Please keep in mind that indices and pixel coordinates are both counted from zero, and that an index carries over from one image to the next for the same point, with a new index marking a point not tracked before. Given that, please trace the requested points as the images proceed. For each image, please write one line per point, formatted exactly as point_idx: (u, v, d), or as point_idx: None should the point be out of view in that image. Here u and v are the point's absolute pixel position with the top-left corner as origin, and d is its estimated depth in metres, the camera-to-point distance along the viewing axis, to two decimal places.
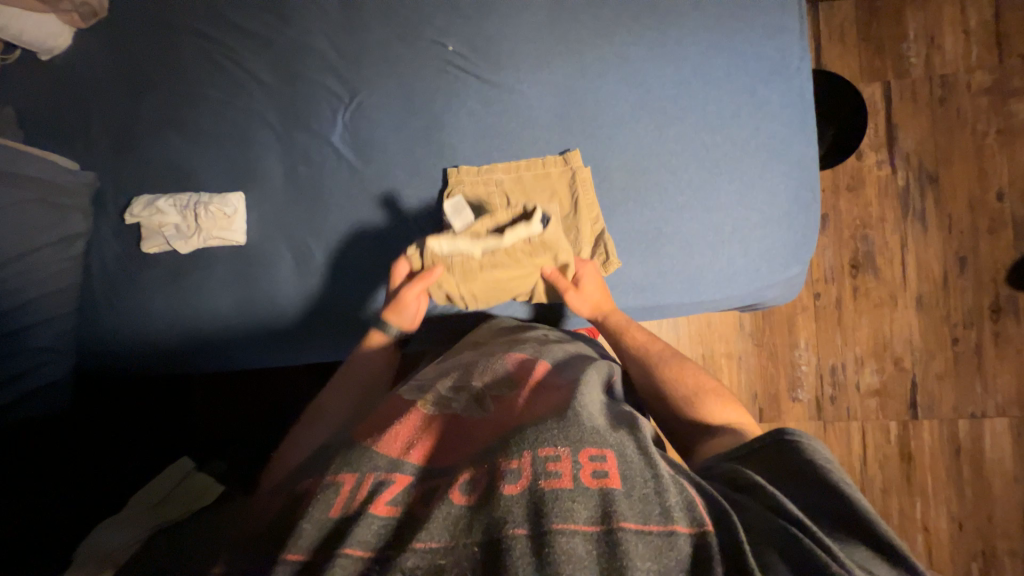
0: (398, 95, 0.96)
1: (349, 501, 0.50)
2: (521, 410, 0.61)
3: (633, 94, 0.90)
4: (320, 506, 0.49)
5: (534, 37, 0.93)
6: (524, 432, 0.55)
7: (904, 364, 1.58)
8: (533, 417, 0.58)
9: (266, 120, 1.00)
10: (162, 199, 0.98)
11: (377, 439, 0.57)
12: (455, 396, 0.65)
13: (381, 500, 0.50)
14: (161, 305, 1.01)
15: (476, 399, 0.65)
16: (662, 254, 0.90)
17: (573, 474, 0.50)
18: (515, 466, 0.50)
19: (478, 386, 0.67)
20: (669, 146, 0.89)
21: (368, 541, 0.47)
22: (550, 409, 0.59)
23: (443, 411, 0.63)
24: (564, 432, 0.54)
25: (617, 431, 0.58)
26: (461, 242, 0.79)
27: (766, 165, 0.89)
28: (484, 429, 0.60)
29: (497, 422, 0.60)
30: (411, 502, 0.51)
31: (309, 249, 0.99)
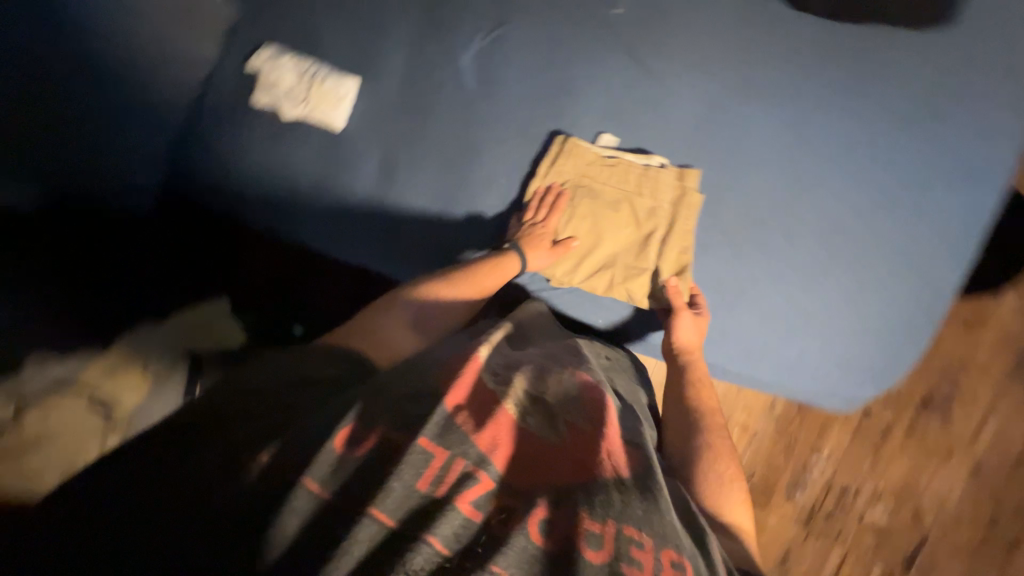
0: (543, 42, 0.89)
1: (435, 481, 0.49)
2: (608, 460, 0.55)
3: (787, 139, 0.80)
4: (410, 472, 0.49)
5: (711, 36, 0.83)
6: (612, 495, 0.52)
7: (923, 520, 1.44)
8: (621, 479, 0.54)
9: (408, 17, 0.97)
10: (286, 57, 0.99)
11: (467, 421, 0.53)
12: (531, 400, 0.61)
13: (466, 498, 0.49)
14: (250, 156, 1.03)
15: (547, 409, 0.60)
16: (736, 314, 0.83)
17: (653, 569, 0.48)
18: (600, 533, 0.48)
19: (551, 396, 0.63)
20: (799, 208, 0.80)
21: (447, 537, 0.47)
22: (632, 475, 0.55)
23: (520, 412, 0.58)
24: (653, 513, 0.52)
25: (689, 537, 0.55)
26: (584, 149, 0.86)
27: (898, 273, 0.78)
28: (563, 461, 0.55)
29: (579, 458, 0.55)
30: (490, 512, 0.49)
31: (397, 160, 0.98)
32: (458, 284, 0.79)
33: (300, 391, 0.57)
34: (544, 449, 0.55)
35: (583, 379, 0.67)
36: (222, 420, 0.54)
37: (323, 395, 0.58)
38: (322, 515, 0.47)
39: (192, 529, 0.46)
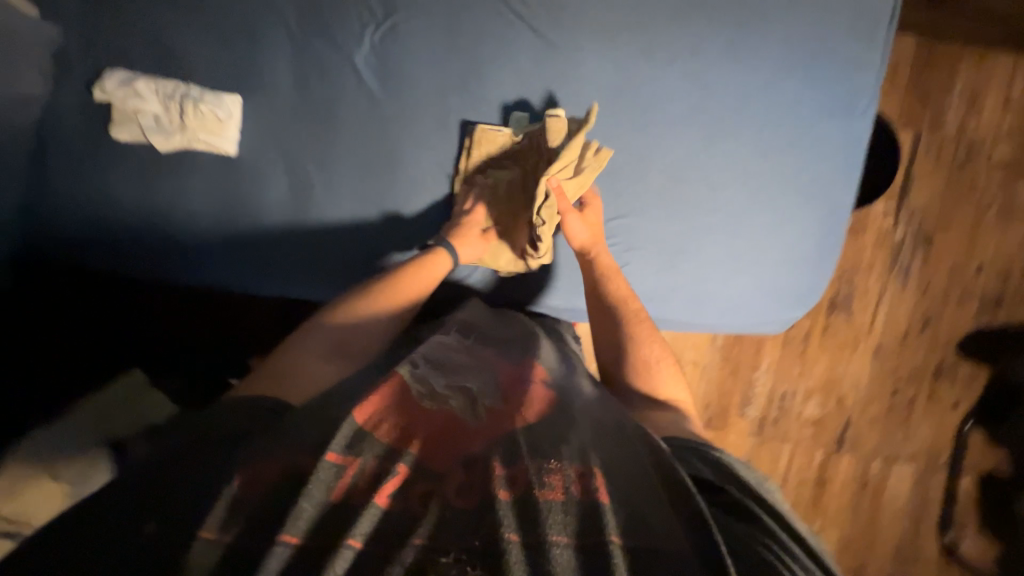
0: (440, 28, 0.84)
1: (350, 487, 0.49)
2: (513, 420, 0.60)
3: (694, 95, 0.83)
4: (320, 485, 0.48)
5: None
6: (517, 441, 0.56)
7: (845, 403, 1.70)
8: (529, 427, 0.59)
9: (279, 15, 0.85)
10: (141, 81, 0.84)
11: (385, 429, 0.55)
12: (450, 389, 0.65)
13: (384, 492, 0.49)
14: (128, 205, 0.88)
15: (473, 398, 0.64)
16: (678, 271, 0.87)
17: (565, 486, 0.52)
18: (508, 473, 0.52)
19: (473, 386, 0.66)
20: (716, 160, 0.85)
21: (365, 531, 0.46)
22: (539, 421, 0.61)
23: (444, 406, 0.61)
24: (578, 451, 0.56)
25: (608, 442, 0.60)
26: (500, 134, 0.85)
27: (804, 204, 0.86)
28: (484, 433, 0.58)
29: (502, 420, 0.60)
30: (407, 500, 0.50)
31: (308, 179, 0.89)
32: (373, 297, 0.78)
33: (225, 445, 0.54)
34: (467, 429, 0.59)
35: (504, 369, 0.72)
36: (134, 492, 0.49)
37: (234, 439, 0.55)
38: (231, 558, 0.44)
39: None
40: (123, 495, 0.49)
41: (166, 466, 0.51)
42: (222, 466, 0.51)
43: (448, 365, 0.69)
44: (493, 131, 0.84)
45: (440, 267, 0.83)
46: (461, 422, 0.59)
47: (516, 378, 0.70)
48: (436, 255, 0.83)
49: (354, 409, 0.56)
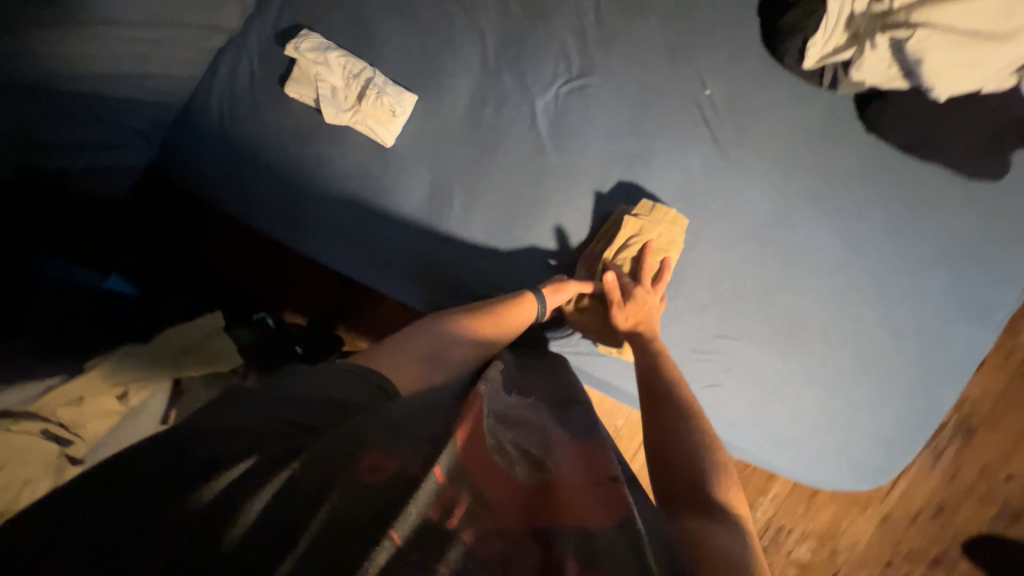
0: (627, 105, 0.85)
1: (437, 501, 0.40)
2: (601, 514, 0.45)
3: (837, 251, 0.85)
4: (426, 489, 0.39)
5: (786, 136, 0.84)
6: (596, 537, 0.41)
7: None
8: (585, 516, 0.44)
9: (481, 38, 0.88)
10: (333, 52, 0.85)
11: (473, 454, 0.47)
12: (522, 455, 0.53)
13: (460, 520, 0.40)
14: (276, 159, 0.90)
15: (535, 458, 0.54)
16: (766, 408, 0.87)
17: None
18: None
19: (551, 458, 0.54)
20: (838, 319, 0.85)
21: (409, 533, 0.37)
22: (617, 519, 0.45)
23: (506, 458, 0.50)
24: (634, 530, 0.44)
25: None
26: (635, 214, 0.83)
27: (908, 392, 0.86)
28: (539, 506, 0.45)
29: (551, 497, 0.46)
30: (466, 539, 0.39)
31: (449, 194, 0.90)
32: (478, 323, 0.74)
33: (289, 423, 0.48)
34: (512, 480, 0.47)
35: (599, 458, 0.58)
36: (263, 420, 0.47)
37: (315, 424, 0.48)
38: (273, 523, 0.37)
39: (174, 504, 0.38)
40: (253, 421, 0.47)
41: (283, 400, 0.50)
42: (332, 436, 0.46)
43: (517, 426, 0.60)
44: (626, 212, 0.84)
45: (525, 311, 0.78)
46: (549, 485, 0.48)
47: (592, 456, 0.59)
48: (522, 299, 0.78)
49: (456, 424, 0.48)
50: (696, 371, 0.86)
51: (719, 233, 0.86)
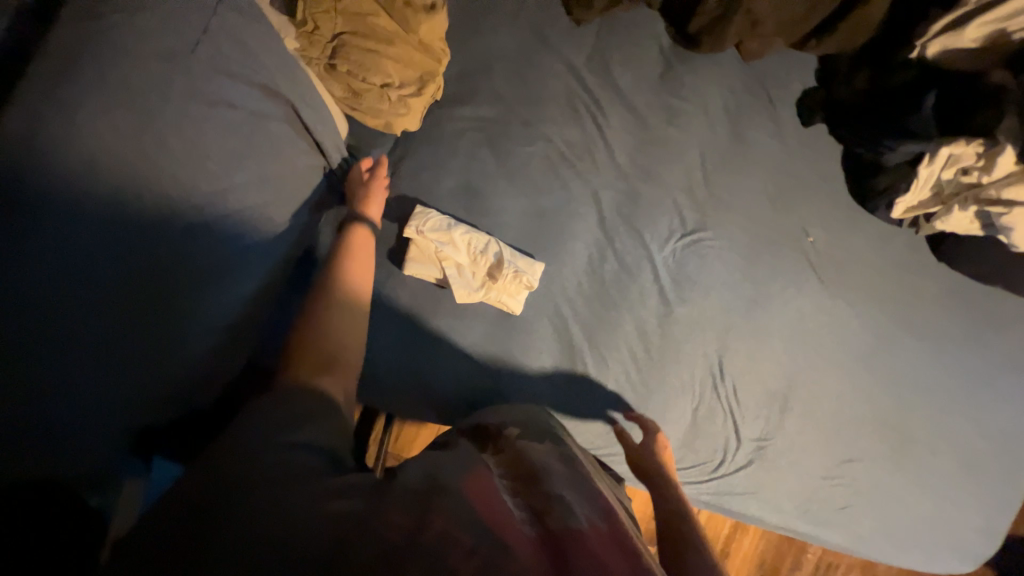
0: (740, 253, 0.90)
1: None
2: (586, 527, 0.49)
3: (936, 369, 0.94)
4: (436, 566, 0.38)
5: (885, 271, 0.92)
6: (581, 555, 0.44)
7: None
8: (569, 529, 0.48)
9: (594, 197, 0.89)
10: (458, 230, 0.83)
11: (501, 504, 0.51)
12: (540, 499, 0.53)
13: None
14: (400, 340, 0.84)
15: (567, 507, 0.52)
16: (890, 519, 0.94)
17: None
18: None
19: (572, 496, 0.55)
20: (940, 430, 0.94)
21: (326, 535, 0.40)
22: (605, 532, 0.49)
23: (536, 519, 0.49)
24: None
25: None
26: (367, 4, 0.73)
27: (1003, 485, 0.96)
28: (520, 539, 0.45)
29: (568, 532, 0.47)
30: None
31: (579, 355, 0.88)
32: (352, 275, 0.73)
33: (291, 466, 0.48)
34: (563, 544, 0.46)
35: (596, 496, 0.58)
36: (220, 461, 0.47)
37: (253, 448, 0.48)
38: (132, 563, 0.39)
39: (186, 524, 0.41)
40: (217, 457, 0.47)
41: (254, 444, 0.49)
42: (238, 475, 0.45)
43: (523, 480, 0.57)
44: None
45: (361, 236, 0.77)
46: (559, 538, 0.46)
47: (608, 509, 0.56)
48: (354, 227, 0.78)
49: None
50: (828, 493, 0.92)
51: (836, 365, 0.92)
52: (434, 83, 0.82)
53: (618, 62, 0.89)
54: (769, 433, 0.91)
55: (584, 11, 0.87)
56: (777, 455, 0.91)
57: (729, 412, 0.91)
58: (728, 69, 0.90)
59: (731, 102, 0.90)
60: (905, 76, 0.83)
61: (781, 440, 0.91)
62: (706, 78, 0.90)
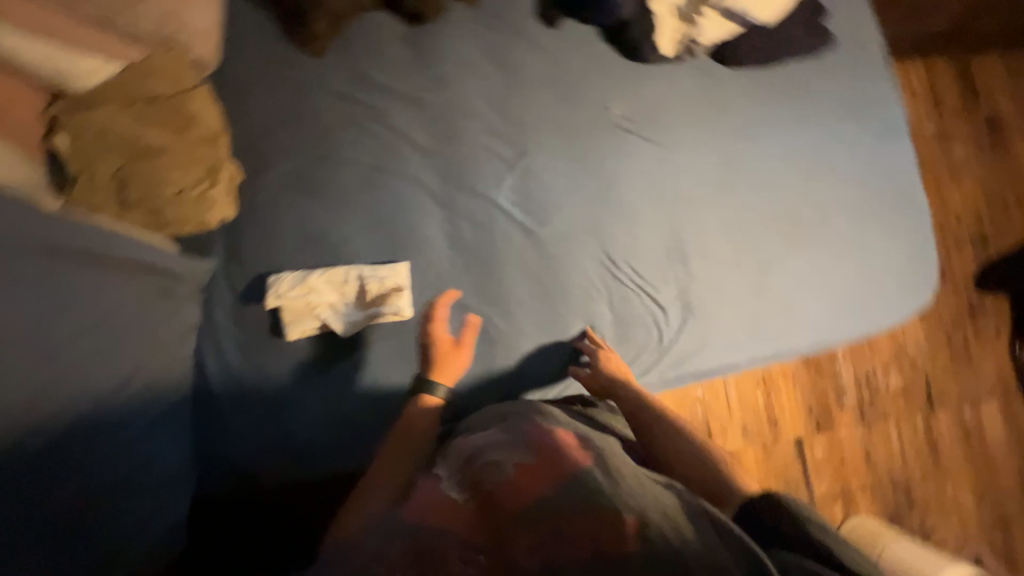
0: (567, 156, 0.95)
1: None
2: (513, 470, 0.60)
3: (779, 159, 1.03)
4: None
5: (692, 104, 1.00)
6: (512, 505, 0.56)
7: (918, 365, 1.85)
8: (501, 482, 0.59)
9: (419, 183, 0.94)
10: (313, 275, 0.85)
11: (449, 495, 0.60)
12: (475, 466, 0.63)
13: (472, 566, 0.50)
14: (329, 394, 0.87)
15: (495, 463, 0.62)
16: (828, 297, 0.98)
17: None
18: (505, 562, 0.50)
19: (504, 444, 0.66)
20: (813, 203, 1.03)
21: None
22: (528, 463, 0.60)
23: (474, 485, 0.60)
24: (607, 499, 0.54)
25: (630, 485, 0.58)
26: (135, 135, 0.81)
27: (890, 215, 1.05)
28: (468, 519, 0.56)
29: (502, 489, 0.58)
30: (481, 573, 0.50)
31: (486, 319, 0.93)
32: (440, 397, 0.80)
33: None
34: (495, 502, 0.57)
35: (526, 430, 0.68)
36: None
37: None
38: None
39: None
40: None
41: None
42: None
43: (462, 455, 0.67)
44: (81, 143, 0.78)
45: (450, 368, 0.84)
46: (490, 496, 0.57)
47: (538, 435, 0.66)
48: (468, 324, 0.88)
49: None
50: (765, 306, 0.96)
51: (703, 201, 0.98)
52: (226, 165, 0.88)
53: (371, 65, 0.94)
54: (686, 288, 0.95)
55: (314, 40, 0.92)
56: (703, 301, 0.95)
57: (639, 289, 0.95)
58: (464, 20, 0.96)
59: (483, 44, 0.96)
60: None
61: (698, 287, 0.95)
62: (451, 36, 0.96)
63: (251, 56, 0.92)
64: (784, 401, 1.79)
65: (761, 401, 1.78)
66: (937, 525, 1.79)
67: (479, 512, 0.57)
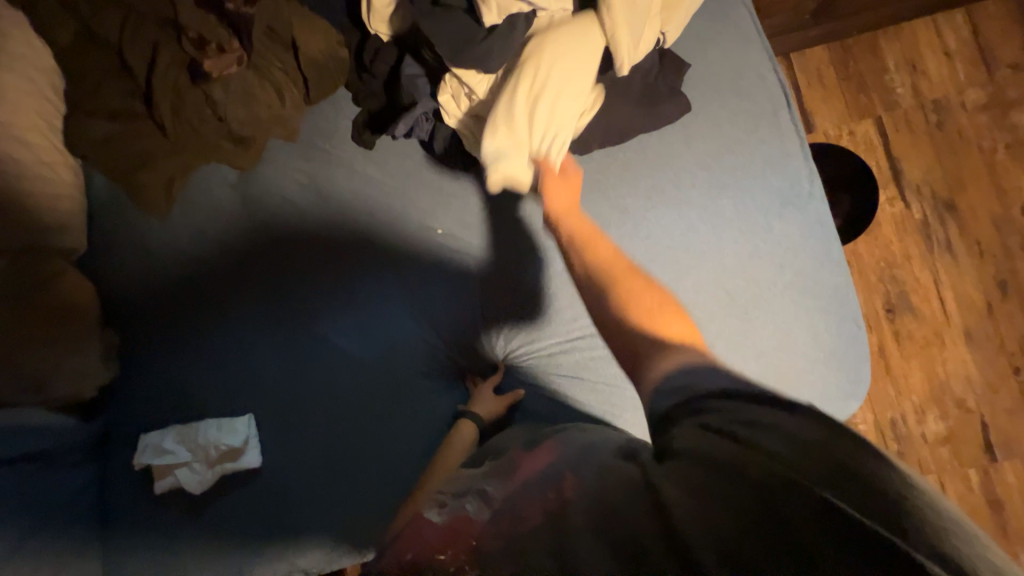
0: (394, 285, 0.93)
1: None
2: (495, 502, 0.56)
3: (641, 248, 0.84)
4: None
5: (526, 207, 0.89)
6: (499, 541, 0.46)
7: (968, 405, 1.47)
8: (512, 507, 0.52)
9: (263, 329, 0.97)
10: (169, 438, 0.93)
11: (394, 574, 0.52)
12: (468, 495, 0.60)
13: None
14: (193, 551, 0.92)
15: (488, 498, 0.58)
16: None
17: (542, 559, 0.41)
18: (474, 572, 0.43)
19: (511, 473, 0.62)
20: (690, 297, 0.82)
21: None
22: (502, 491, 0.58)
23: (450, 516, 0.57)
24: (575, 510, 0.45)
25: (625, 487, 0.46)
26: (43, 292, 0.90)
27: (802, 303, 0.80)
28: (445, 540, 0.52)
29: (466, 523, 0.54)
30: None
31: (330, 460, 0.93)
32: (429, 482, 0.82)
33: None
34: (473, 527, 0.52)
35: (541, 456, 0.64)
36: None
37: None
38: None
39: None
40: None
41: None
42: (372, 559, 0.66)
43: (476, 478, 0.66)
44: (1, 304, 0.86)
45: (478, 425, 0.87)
46: (461, 523, 0.54)
47: (535, 463, 0.63)
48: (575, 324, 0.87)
49: None
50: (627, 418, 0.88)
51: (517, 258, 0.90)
52: (101, 336, 0.98)
53: (207, 221, 0.98)
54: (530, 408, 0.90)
55: (150, 207, 0.96)
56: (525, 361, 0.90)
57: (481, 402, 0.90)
58: (286, 157, 0.95)
59: (304, 179, 0.95)
60: (380, 67, 0.86)
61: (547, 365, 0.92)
62: (274, 178, 0.95)
63: (114, 231, 1.01)
64: None
65: None
66: None
67: (447, 529, 0.54)
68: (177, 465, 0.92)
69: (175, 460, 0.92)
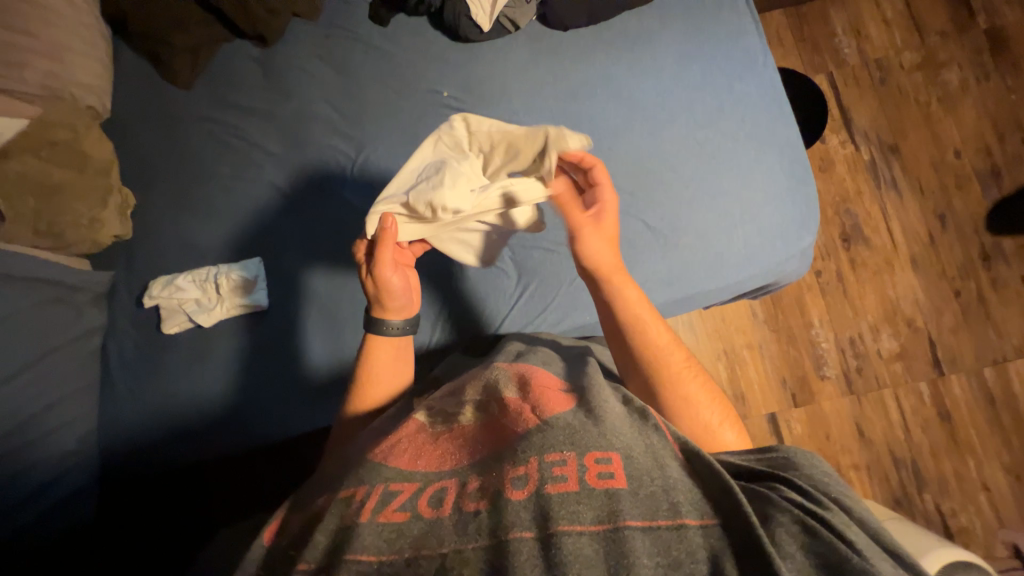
0: (403, 144, 1.01)
1: (360, 511, 0.51)
2: (495, 407, 0.62)
3: (623, 107, 0.97)
4: (370, 536, 0.48)
5: (523, 73, 1.00)
6: (530, 437, 0.53)
7: (917, 325, 1.62)
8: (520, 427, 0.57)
9: (277, 188, 1.04)
10: (180, 277, 0.99)
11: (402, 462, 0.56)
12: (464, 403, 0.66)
13: (391, 508, 0.51)
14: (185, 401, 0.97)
15: (482, 403, 0.64)
16: (681, 247, 0.92)
17: (580, 476, 0.49)
18: (522, 474, 0.50)
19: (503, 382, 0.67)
20: (666, 148, 0.95)
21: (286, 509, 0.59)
22: (495, 397, 0.64)
23: (451, 419, 0.63)
24: (600, 436, 0.53)
25: (627, 432, 0.55)
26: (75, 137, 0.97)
27: (759, 149, 0.93)
28: (455, 444, 0.59)
29: (470, 432, 0.60)
30: (421, 508, 0.51)
31: (335, 302, 1.00)
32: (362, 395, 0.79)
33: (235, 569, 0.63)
34: (478, 435, 0.60)
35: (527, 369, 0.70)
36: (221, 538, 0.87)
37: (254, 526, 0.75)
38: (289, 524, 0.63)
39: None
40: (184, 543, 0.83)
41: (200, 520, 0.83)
42: (341, 455, 0.66)
43: (459, 388, 0.70)
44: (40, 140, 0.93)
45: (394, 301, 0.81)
46: (462, 428, 0.61)
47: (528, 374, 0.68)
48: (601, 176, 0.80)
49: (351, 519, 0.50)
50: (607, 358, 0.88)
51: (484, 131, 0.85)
52: (119, 192, 1.03)
53: (230, 90, 1.06)
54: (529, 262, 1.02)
55: (177, 74, 1.05)
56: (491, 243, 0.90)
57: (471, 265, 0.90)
58: (308, 35, 1.06)
59: (324, 53, 1.05)
60: None
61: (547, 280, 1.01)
62: (295, 53, 1.06)
63: (137, 98, 1.08)
64: (753, 376, 1.61)
65: (725, 376, 1.61)
66: (961, 511, 1.49)
67: (453, 433, 0.61)
68: (186, 298, 0.98)
69: (186, 295, 0.98)
